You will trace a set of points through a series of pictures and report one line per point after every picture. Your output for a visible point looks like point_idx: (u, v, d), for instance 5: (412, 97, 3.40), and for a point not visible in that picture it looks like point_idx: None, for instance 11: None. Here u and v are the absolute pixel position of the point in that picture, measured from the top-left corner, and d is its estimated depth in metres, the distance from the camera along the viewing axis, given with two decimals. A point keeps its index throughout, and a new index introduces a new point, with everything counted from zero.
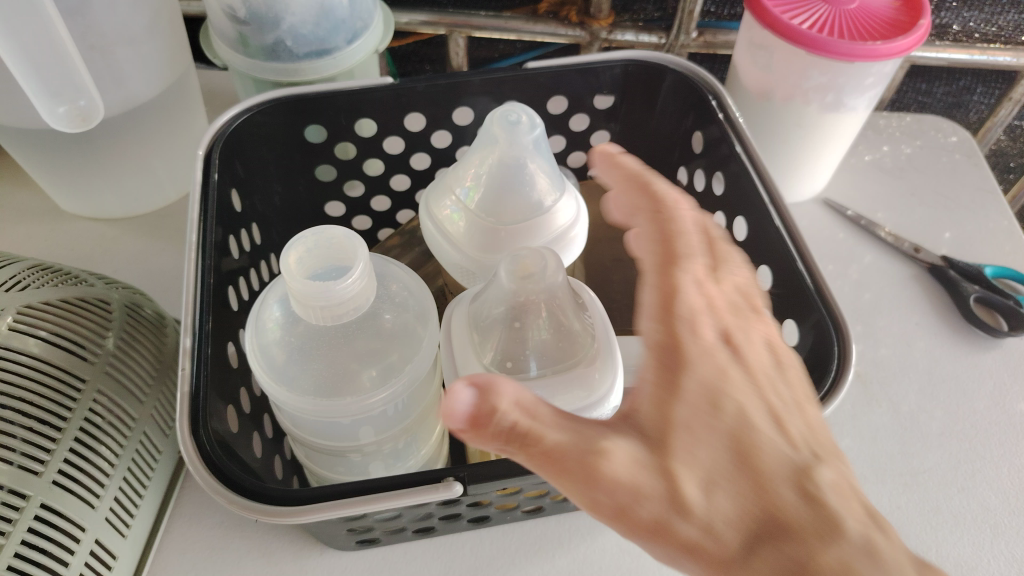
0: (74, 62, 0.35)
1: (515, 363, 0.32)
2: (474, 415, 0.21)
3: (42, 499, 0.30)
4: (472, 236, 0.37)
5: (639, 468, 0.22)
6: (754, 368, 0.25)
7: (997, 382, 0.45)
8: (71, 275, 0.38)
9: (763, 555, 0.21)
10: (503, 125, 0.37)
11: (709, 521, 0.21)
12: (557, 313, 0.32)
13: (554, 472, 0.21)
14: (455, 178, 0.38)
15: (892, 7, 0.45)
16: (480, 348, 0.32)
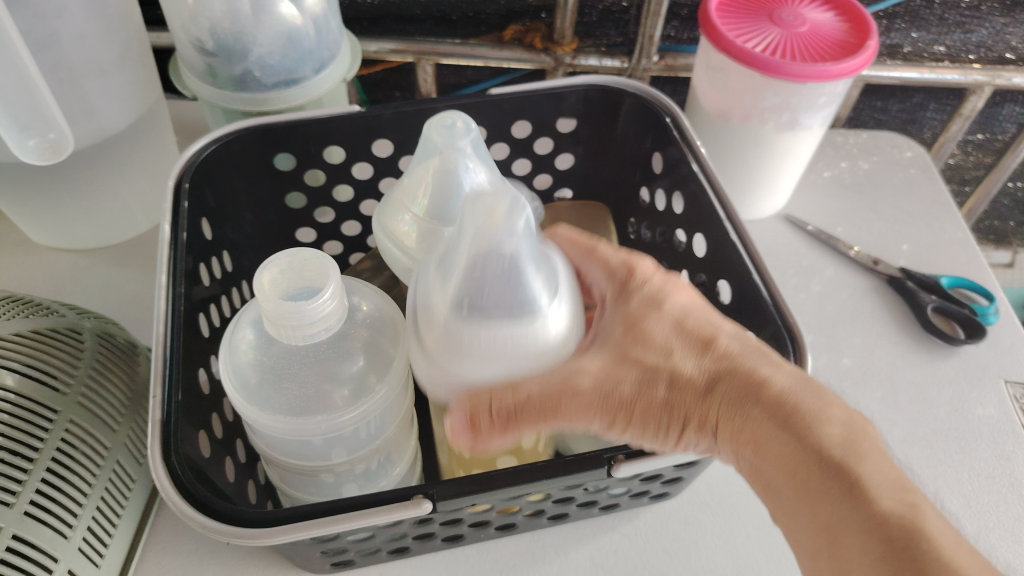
0: (45, 98, 0.36)
1: (472, 304, 0.30)
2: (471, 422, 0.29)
3: (14, 530, 0.30)
4: (429, 244, 0.38)
5: (604, 368, 0.30)
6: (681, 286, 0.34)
7: (955, 388, 0.46)
8: (42, 306, 0.38)
9: (720, 398, 0.29)
10: (440, 131, 0.38)
11: (678, 388, 0.30)
12: (524, 267, 0.30)
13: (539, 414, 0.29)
14: (406, 192, 0.39)
15: (841, 30, 0.47)
16: (439, 296, 0.31)
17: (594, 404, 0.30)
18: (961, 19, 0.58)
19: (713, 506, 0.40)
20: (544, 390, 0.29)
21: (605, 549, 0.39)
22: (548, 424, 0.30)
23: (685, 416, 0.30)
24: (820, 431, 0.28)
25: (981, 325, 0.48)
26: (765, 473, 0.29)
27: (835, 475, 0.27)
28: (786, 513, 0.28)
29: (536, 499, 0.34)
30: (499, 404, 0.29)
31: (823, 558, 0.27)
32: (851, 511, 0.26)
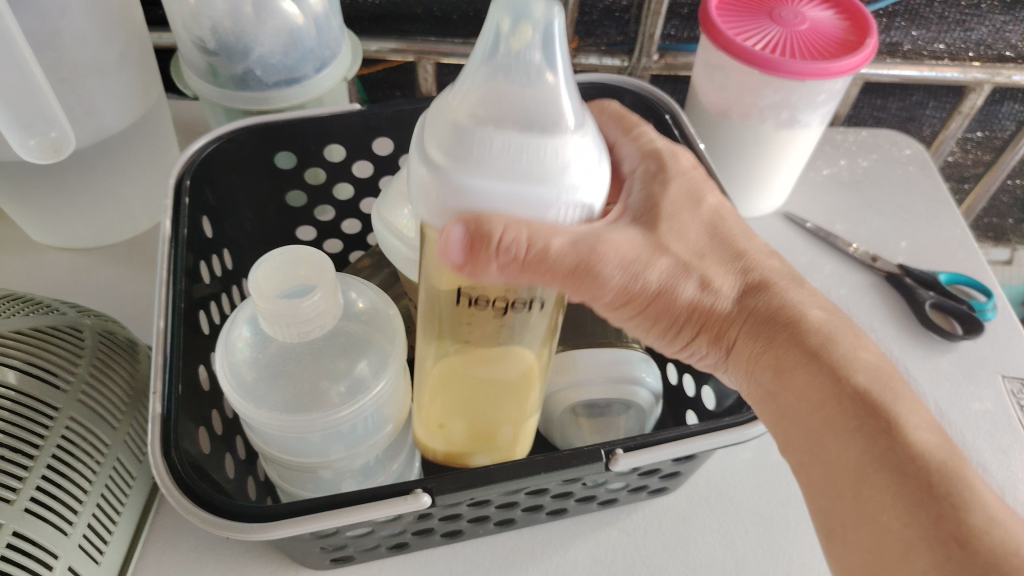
0: (46, 96, 0.36)
1: (480, 112, 0.23)
2: (468, 245, 0.25)
3: (14, 527, 0.30)
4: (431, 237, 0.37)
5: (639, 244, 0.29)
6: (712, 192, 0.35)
7: (953, 383, 0.46)
8: (43, 304, 0.39)
9: (747, 308, 0.31)
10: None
11: (710, 287, 0.31)
12: (550, 98, 0.23)
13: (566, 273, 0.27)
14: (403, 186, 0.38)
15: (840, 28, 0.47)
16: (450, 100, 0.24)
17: (619, 288, 0.29)
18: (961, 17, 0.58)
19: (711, 502, 0.41)
20: (578, 250, 0.27)
21: (603, 545, 0.39)
22: (557, 281, 0.28)
23: (704, 320, 0.31)
24: (857, 369, 0.28)
25: (979, 321, 0.48)
26: (787, 391, 0.29)
27: (872, 412, 0.27)
28: (804, 439, 0.29)
29: (534, 494, 0.34)
30: (513, 241, 0.25)
31: (834, 489, 0.27)
32: (883, 445, 0.26)
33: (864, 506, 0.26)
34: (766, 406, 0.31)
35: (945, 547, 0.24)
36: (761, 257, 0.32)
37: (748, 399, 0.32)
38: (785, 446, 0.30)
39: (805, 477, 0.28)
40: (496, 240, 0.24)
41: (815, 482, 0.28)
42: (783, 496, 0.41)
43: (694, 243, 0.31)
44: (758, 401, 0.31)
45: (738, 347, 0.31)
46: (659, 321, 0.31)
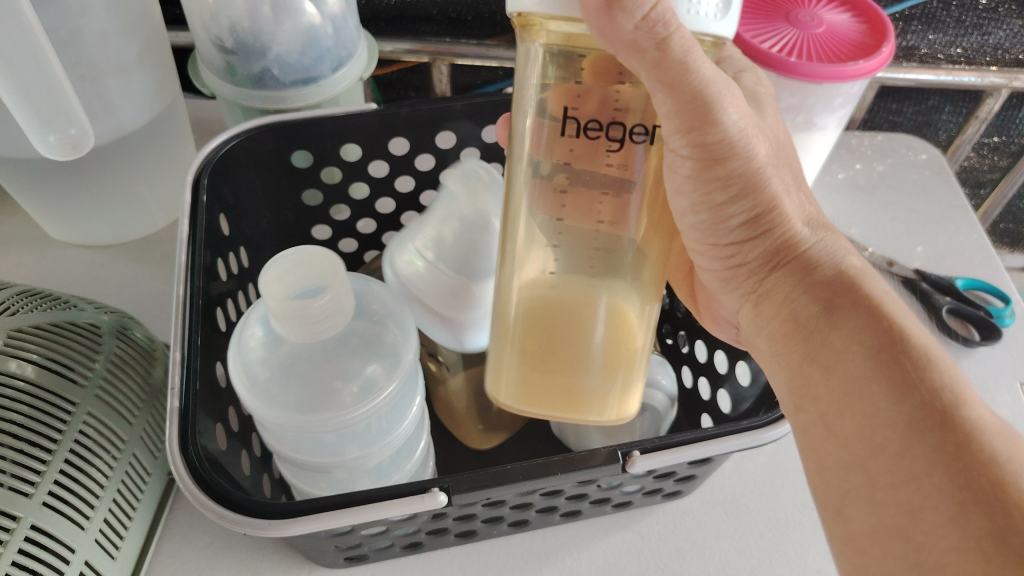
0: (66, 94, 0.36)
1: None
2: None
3: (32, 521, 0.30)
4: (432, 286, 0.38)
5: (744, 119, 0.30)
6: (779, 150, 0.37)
7: (970, 389, 0.46)
8: (61, 300, 0.39)
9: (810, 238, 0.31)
10: (462, 180, 0.38)
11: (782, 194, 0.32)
12: None
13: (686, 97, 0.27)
14: (417, 230, 0.39)
15: (857, 31, 0.47)
16: None
17: (721, 143, 0.29)
18: (979, 21, 0.58)
19: (726, 506, 0.40)
20: (710, 80, 0.27)
21: (618, 547, 0.39)
22: (667, 107, 0.27)
23: (775, 219, 0.31)
24: (912, 326, 0.27)
25: (997, 327, 0.48)
26: (841, 323, 0.28)
27: (927, 372, 0.25)
28: (839, 391, 0.27)
29: (549, 495, 0.34)
30: (666, 10, 0.24)
31: (865, 445, 0.25)
32: (929, 405, 0.25)
33: (896, 467, 0.24)
34: (805, 341, 0.29)
35: (993, 517, 0.22)
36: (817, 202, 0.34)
37: (779, 314, 0.31)
38: (813, 392, 0.28)
39: (828, 433, 0.27)
40: None
41: (843, 436, 0.26)
42: (799, 501, 0.41)
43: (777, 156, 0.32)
44: (784, 319, 0.31)
45: (790, 264, 0.31)
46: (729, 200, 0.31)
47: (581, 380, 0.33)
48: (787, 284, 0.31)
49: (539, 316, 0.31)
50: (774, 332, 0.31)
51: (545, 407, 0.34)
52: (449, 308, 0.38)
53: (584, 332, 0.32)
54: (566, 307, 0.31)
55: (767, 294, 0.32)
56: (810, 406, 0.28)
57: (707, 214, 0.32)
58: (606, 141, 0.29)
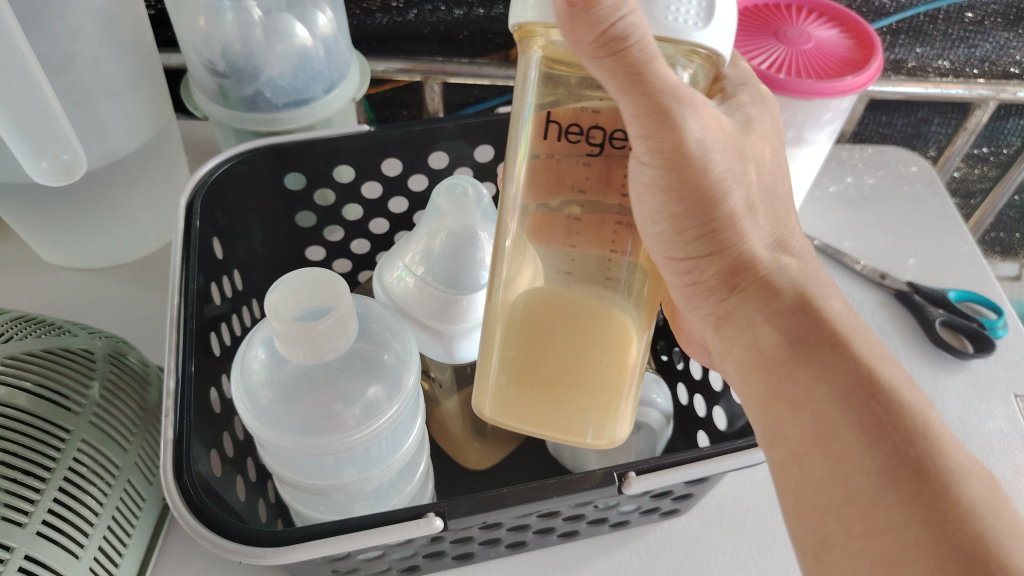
0: (59, 121, 0.36)
1: None
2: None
3: (25, 551, 0.30)
4: (421, 303, 0.37)
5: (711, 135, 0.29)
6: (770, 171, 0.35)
7: (965, 403, 0.46)
8: (55, 326, 0.39)
9: (771, 265, 0.31)
10: (447, 196, 0.38)
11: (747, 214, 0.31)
12: None
13: (643, 109, 0.26)
14: (406, 246, 0.39)
15: (845, 47, 0.47)
16: None
17: (681, 152, 0.28)
18: (965, 34, 0.59)
19: (724, 523, 0.40)
20: (671, 92, 0.26)
21: (615, 567, 0.38)
22: (630, 114, 0.27)
23: (733, 239, 0.31)
24: (883, 365, 0.28)
25: (990, 339, 0.48)
26: (810, 359, 0.28)
27: (901, 417, 0.26)
28: (808, 431, 0.27)
29: (546, 516, 0.34)
30: (632, 25, 0.25)
31: (839, 491, 0.26)
32: (905, 454, 0.25)
33: (872, 514, 0.25)
34: (767, 374, 0.29)
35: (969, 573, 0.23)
36: (785, 217, 0.33)
37: (743, 343, 0.31)
38: (783, 429, 0.28)
39: (799, 473, 0.27)
40: (622, 9, 0.24)
41: (814, 479, 0.26)
42: None
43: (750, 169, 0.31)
44: (742, 342, 0.31)
45: (748, 285, 0.31)
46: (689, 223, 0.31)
47: (587, 384, 0.31)
48: (751, 308, 0.31)
49: (535, 315, 0.31)
50: (737, 360, 0.31)
51: (551, 416, 0.32)
52: (438, 330, 0.38)
53: (588, 329, 0.31)
54: (565, 314, 0.31)
55: (728, 317, 0.32)
56: (781, 443, 0.28)
57: (665, 232, 0.31)
58: (587, 146, 0.30)
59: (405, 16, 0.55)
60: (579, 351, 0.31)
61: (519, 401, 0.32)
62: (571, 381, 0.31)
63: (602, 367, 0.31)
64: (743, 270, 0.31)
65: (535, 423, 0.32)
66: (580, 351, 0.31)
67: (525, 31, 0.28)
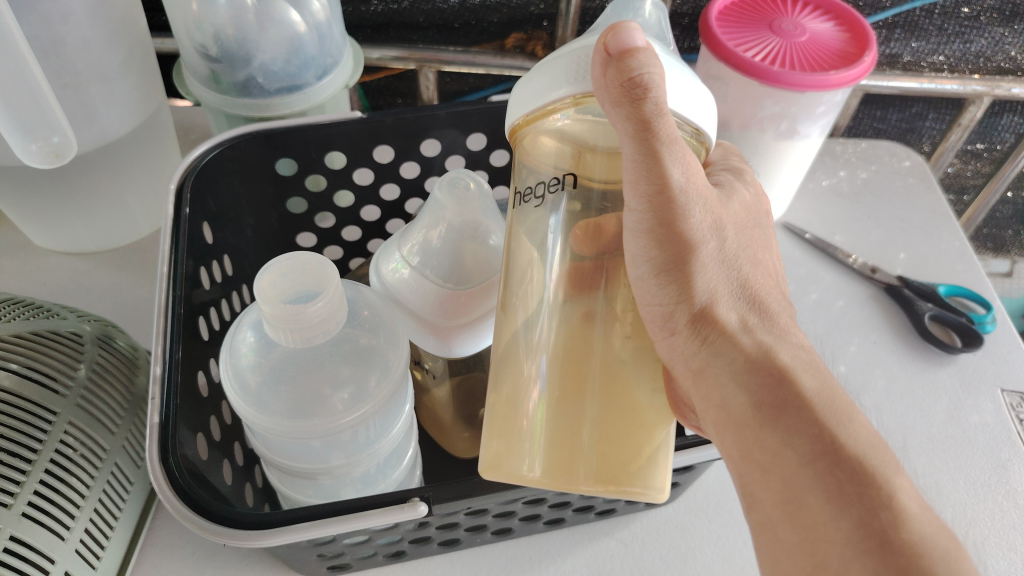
0: (49, 103, 0.36)
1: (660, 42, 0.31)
2: (627, 48, 0.26)
3: (11, 532, 0.30)
4: (416, 295, 0.37)
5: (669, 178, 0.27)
6: (761, 236, 0.33)
7: (952, 397, 0.46)
8: (44, 309, 0.39)
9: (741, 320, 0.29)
10: (448, 189, 0.37)
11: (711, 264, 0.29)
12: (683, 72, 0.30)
13: (641, 147, 0.27)
14: (404, 237, 0.38)
15: (840, 40, 0.47)
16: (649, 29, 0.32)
17: (663, 196, 0.27)
18: (961, 29, 0.59)
19: (710, 513, 0.41)
20: (670, 142, 0.27)
21: (601, 555, 0.39)
22: (629, 157, 0.27)
23: (701, 286, 0.29)
24: (845, 426, 0.26)
25: (978, 334, 0.48)
26: (775, 421, 0.27)
27: (866, 486, 0.25)
28: (777, 497, 0.26)
29: (531, 503, 0.34)
30: (652, 80, 0.26)
31: (807, 559, 0.25)
32: (871, 525, 0.25)
33: None
34: (737, 438, 0.27)
35: None
36: (761, 269, 0.31)
37: (706, 405, 0.28)
38: (755, 492, 0.27)
39: (772, 536, 0.26)
40: (651, 69, 0.27)
41: (786, 546, 0.26)
42: None
43: (723, 219, 0.30)
44: (711, 404, 0.28)
45: (715, 338, 0.28)
46: (666, 266, 0.28)
47: (579, 408, 0.28)
48: (720, 366, 0.28)
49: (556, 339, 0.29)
50: (711, 422, 0.28)
51: (542, 453, 0.28)
52: (434, 324, 0.37)
53: (580, 351, 0.29)
54: (568, 356, 0.29)
55: (692, 375, 0.29)
56: (756, 507, 0.27)
57: (645, 275, 0.29)
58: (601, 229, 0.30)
59: (401, 4, 0.55)
60: (585, 395, 0.28)
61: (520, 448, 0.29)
62: (586, 426, 0.28)
63: (622, 407, 0.28)
64: (706, 321, 0.28)
65: (527, 463, 0.29)
66: (586, 394, 0.28)
67: (520, 129, 0.31)
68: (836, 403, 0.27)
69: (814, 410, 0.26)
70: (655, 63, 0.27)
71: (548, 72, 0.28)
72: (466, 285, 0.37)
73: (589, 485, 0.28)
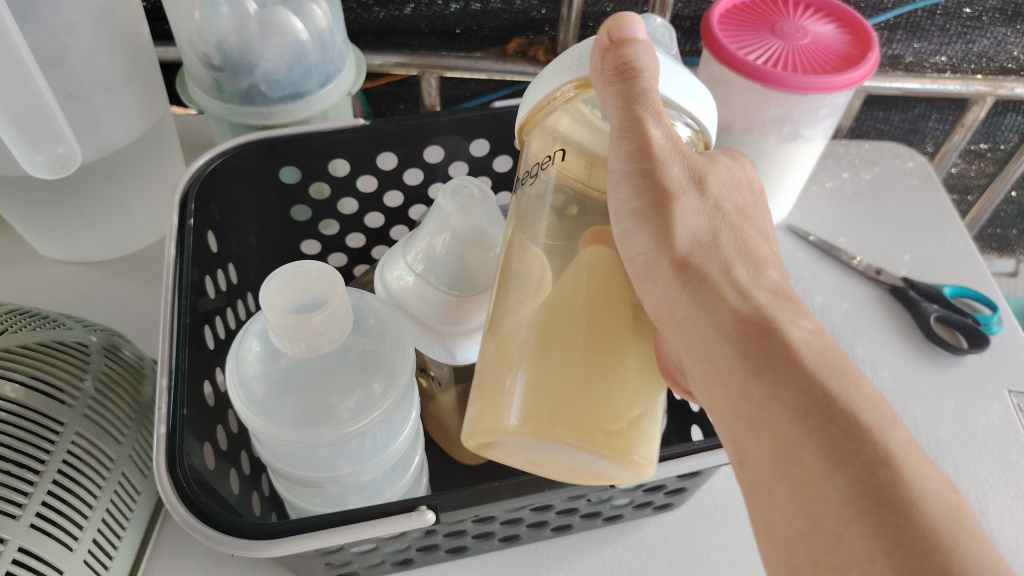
0: (54, 113, 0.36)
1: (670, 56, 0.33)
2: (624, 34, 0.28)
3: (20, 543, 0.30)
4: (420, 302, 0.37)
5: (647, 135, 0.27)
6: (756, 205, 0.30)
7: (959, 398, 0.46)
8: (50, 320, 0.39)
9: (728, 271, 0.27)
10: (452, 197, 0.37)
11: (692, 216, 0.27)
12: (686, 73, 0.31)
13: (626, 111, 0.27)
14: (408, 245, 0.38)
15: (843, 42, 0.47)
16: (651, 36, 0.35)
17: (642, 151, 0.27)
18: (963, 29, 0.58)
19: (718, 517, 0.40)
20: (656, 112, 0.27)
21: (609, 561, 0.39)
22: (615, 127, 0.28)
23: (682, 235, 0.27)
24: (838, 380, 0.24)
25: (984, 336, 0.48)
26: (760, 372, 0.24)
27: (863, 440, 0.22)
28: (769, 455, 0.24)
29: (539, 510, 0.34)
30: (645, 61, 0.28)
31: (802, 519, 0.22)
32: (869, 481, 0.22)
33: (836, 549, 0.21)
34: (724, 393, 0.25)
35: None
36: (755, 231, 0.29)
37: (690, 360, 0.26)
38: (746, 453, 0.24)
39: (768, 499, 0.24)
40: (647, 54, 0.28)
41: (780, 506, 0.23)
42: None
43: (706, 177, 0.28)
44: (693, 357, 0.26)
45: (699, 286, 0.26)
46: (643, 210, 0.27)
47: (561, 366, 0.27)
48: (703, 314, 0.26)
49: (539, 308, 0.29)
50: (697, 380, 0.26)
51: (521, 401, 0.27)
52: (438, 330, 0.37)
53: (560, 311, 0.28)
54: (549, 317, 0.28)
55: (675, 328, 0.27)
56: (747, 470, 0.24)
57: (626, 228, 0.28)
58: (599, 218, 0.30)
59: (402, 10, 0.55)
60: (567, 352, 0.27)
61: (499, 408, 0.27)
62: (568, 380, 0.27)
63: (605, 365, 0.27)
64: (688, 271, 0.27)
65: (503, 419, 0.27)
66: (567, 351, 0.27)
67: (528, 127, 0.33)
68: (830, 356, 0.24)
69: (803, 361, 0.24)
70: (651, 55, 0.28)
71: (555, 68, 0.31)
72: (468, 293, 0.37)
73: (566, 437, 0.26)
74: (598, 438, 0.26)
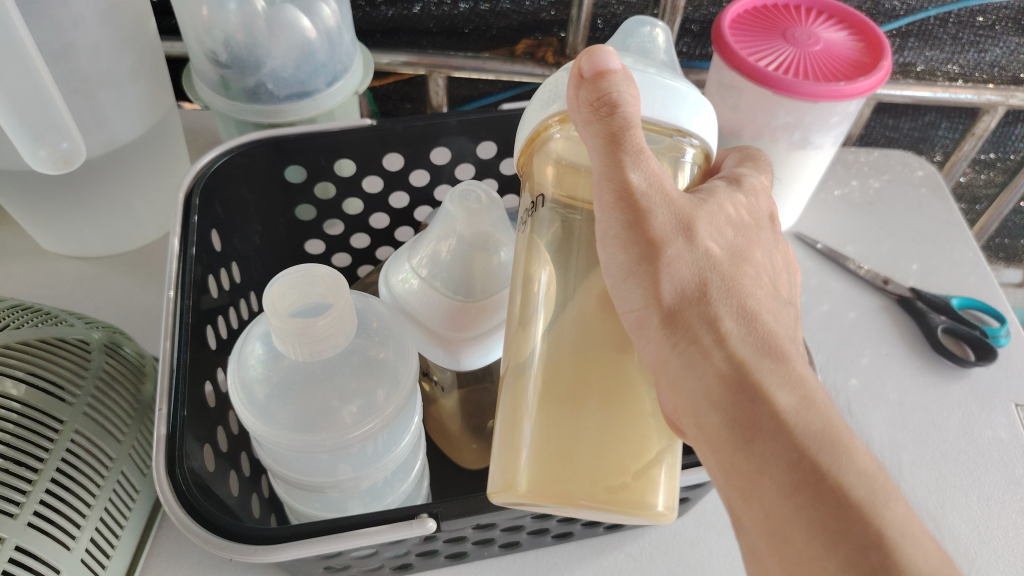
0: (59, 107, 0.36)
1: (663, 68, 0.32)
2: (597, 70, 0.27)
3: (16, 542, 0.30)
4: (425, 306, 0.37)
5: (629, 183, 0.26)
6: (759, 238, 0.30)
7: (965, 411, 0.46)
8: (52, 316, 0.38)
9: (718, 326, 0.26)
10: (460, 201, 0.37)
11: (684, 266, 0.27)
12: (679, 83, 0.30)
13: (608, 154, 0.27)
14: (413, 248, 0.38)
15: (855, 50, 0.47)
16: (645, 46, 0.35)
17: (625, 201, 0.26)
18: (975, 38, 0.58)
19: (720, 528, 0.40)
20: (637, 151, 0.27)
21: (609, 570, 0.38)
22: (599, 168, 0.27)
23: (670, 290, 0.27)
24: (829, 452, 0.24)
25: (991, 348, 0.47)
26: (750, 442, 0.25)
27: (853, 518, 0.23)
28: (762, 527, 0.24)
29: (540, 518, 0.33)
30: (623, 96, 0.27)
31: None
32: (859, 561, 0.23)
33: None
34: (715, 457, 0.26)
35: None
36: (753, 272, 0.29)
37: (684, 417, 0.27)
38: (740, 519, 0.25)
39: (763, 570, 0.25)
40: (625, 86, 0.27)
41: None
42: None
43: (703, 222, 0.28)
44: (687, 418, 0.27)
45: (688, 346, 0.26)
46: (631, 265, 0.27)
47: (569, 429, 0.28)
48: (692, 375, 0.26)
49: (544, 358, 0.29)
50: (692, 440, 0.27)
51: (533, 466, 0.28)
52: (441, 336, 0.37)
53: (563, 365, 0.29)
54: (553, 372, 0.29)
55: (669, 384, 0.27)
56: (744, 536, 0.25)
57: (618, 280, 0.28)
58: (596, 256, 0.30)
59: (411, 9, 0.54)
60: (574, 413, 0.28)
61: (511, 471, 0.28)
62: (577, 444, 0.28)
63: (611, 427, 0.28)
64: (679, 328, 0.27)
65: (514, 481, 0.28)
66: (574, 411, 0.28)
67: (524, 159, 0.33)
68: (822, 420, 0.25)
69: (792, 430, 0.24)
70: (628, 86, 0.27)
71: (544, 94, 0.31)
72: (474, 298, 0.36)
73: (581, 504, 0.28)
74: (612, 502, 0.28)
